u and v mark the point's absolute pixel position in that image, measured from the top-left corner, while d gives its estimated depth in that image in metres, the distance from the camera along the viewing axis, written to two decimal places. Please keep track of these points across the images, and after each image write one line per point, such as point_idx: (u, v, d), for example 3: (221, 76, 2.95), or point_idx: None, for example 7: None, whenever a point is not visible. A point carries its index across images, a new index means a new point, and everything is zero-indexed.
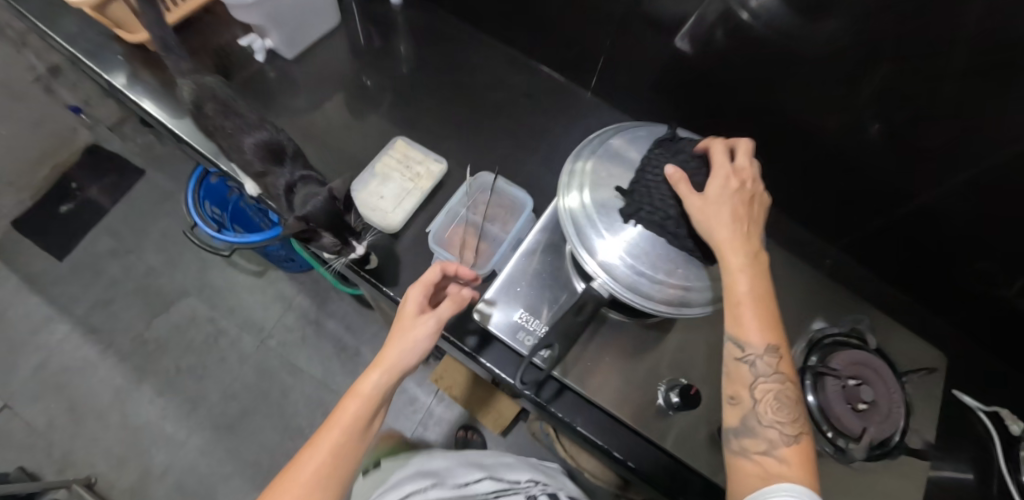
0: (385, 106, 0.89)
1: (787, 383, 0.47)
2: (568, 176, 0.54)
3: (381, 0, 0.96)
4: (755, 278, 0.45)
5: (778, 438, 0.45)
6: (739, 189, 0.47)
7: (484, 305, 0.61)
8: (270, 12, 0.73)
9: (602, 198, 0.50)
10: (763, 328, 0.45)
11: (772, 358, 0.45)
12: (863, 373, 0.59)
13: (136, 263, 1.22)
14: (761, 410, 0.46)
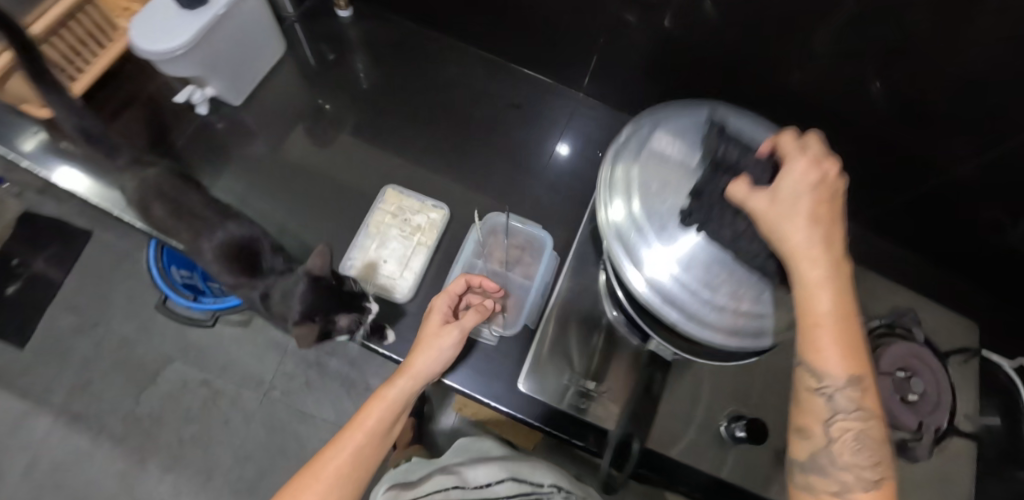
0: (356, 140, 0.81)
1: (872, 419, 0.35)
2: (607, 183, 0.47)
3: (327, 15, 0.84)
4: (838, 287, 0.33)
5: (854, 484, 0.33)
6: (823, 183, 0.34)
7: (526, 371, 0.58)
8: (205, 61, 0.63)
9: (651, 207, 0.44)
10: (847, 352, 0.33)
11: (856, 393, 0.33)
12: (912, 365, 0.57)
13: (106, 337, 1.12)
14: (832, 446, 0.35)
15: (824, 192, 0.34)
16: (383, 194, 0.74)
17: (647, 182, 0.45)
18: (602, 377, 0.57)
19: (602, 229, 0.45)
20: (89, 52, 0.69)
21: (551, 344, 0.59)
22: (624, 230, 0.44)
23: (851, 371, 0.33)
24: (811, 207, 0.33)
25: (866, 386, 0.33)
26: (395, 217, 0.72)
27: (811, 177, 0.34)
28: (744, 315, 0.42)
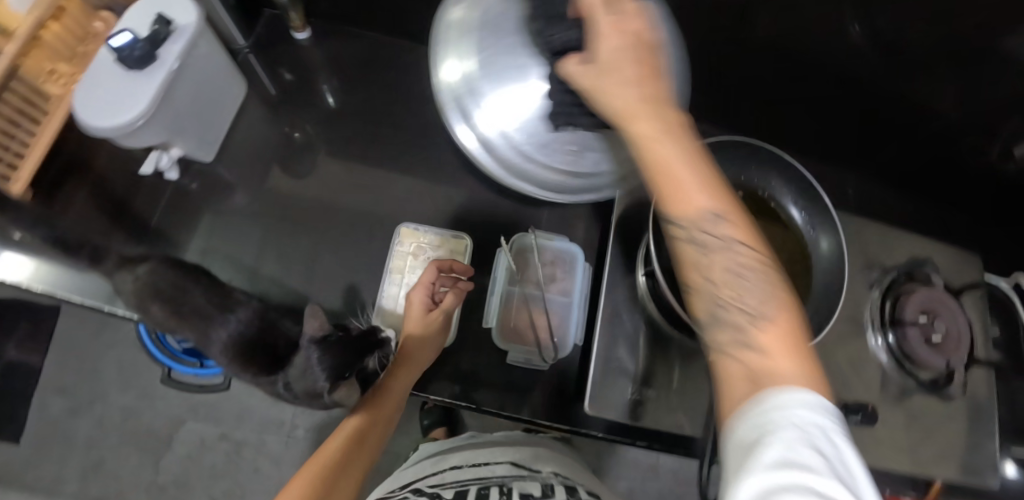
0: (336, 166, 0.74)
1: (751, 253, 0.32)
2: (446, 40, 0.51)
3: (279, 35, 0.76)
4: (679, 131, 0.33)
5: (740, 320, 0.30)
6: (631, 37, 0.35)
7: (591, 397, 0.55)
8: (168, 123, 0.57)
9: (493, 68, 0.47)
10: (697, 187, 0.31)
11: (723, 224, 0.31)
12: (934, 310, 0.61)
13: (107, 412, 1.06)
14: (715, 290, 0.32)
15: (645, 45, 0.35)
16: (397, 233, 0.69)
17: (487, 59, 0.47)
18: (664, 384, 0.56)
19: (440, 92, 0.52)
20: (26, 130, 0.61)
21: (611, 361, 0.56)
22: (466, 108, 0.51)
23: (706, 202, 0.31)
24: (627, 59, 0.34)
25: (727, 217, 0.31)
26: (416, 256, 0.68)
27: (628, 33, 0.35)
28: (579, 168, 0.52)
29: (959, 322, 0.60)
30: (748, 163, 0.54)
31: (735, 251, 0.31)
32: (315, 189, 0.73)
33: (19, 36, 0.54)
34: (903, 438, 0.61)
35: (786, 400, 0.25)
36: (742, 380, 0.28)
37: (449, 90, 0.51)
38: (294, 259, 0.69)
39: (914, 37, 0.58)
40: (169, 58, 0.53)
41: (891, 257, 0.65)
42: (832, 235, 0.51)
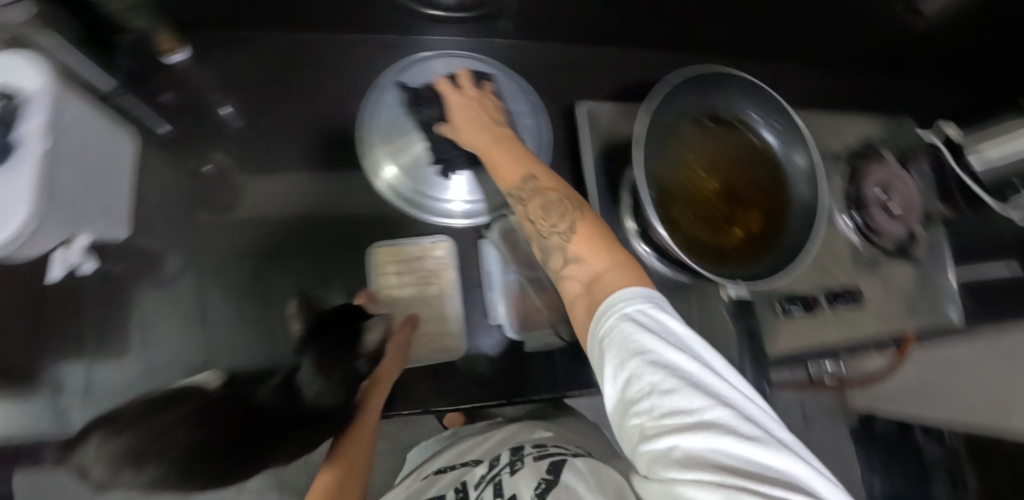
0: (267, 196, 0.64)
1: (550, 191, 0.42)
2: (370, 162, 0.62)
3: (151, 65, 0.64)
4: (503, 141, 0.48)
5: (562, 241, 0.39)
6: (468, 101, 0.52)
7: None
8: (68, 218, 0.49)
9: (407, 166, 0.60)
10: (506, 163, 0.46)
11: (532, 181, 0.44)
12: (890, 181, 0.65)
13: None
14: (540, 229, 0.41)
15: (487, 108, 0.53)
16: (370, 254, 0.61)
17: (393, 142, 0.59)
18: None
19: (387, 196, 0.62)
20: None
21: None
22: (396, 188, 0.61)
23: (519, 173, 0.45)
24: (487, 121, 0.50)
25: (536, 177, 0.44)
26: (399, 272, 0.61)
27: (472, 101, 0.53)
28: (482, 197, 0.61)
29: (914, 194, 0.65)
30: (712, 93, 0.53)
31: (543, 195, 0.42)
32: (250, 230, 0.63)
33: None
34: (887, 304, 0.66)
35: (621, 296, 0.33)
36: (579, 297, 0.37)
37: (380, 175, 0.62)
38: (258, 310, 0.61)
39: None
40: (32, 141, 0.43)
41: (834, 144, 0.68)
42: (804, 151, 0.51)
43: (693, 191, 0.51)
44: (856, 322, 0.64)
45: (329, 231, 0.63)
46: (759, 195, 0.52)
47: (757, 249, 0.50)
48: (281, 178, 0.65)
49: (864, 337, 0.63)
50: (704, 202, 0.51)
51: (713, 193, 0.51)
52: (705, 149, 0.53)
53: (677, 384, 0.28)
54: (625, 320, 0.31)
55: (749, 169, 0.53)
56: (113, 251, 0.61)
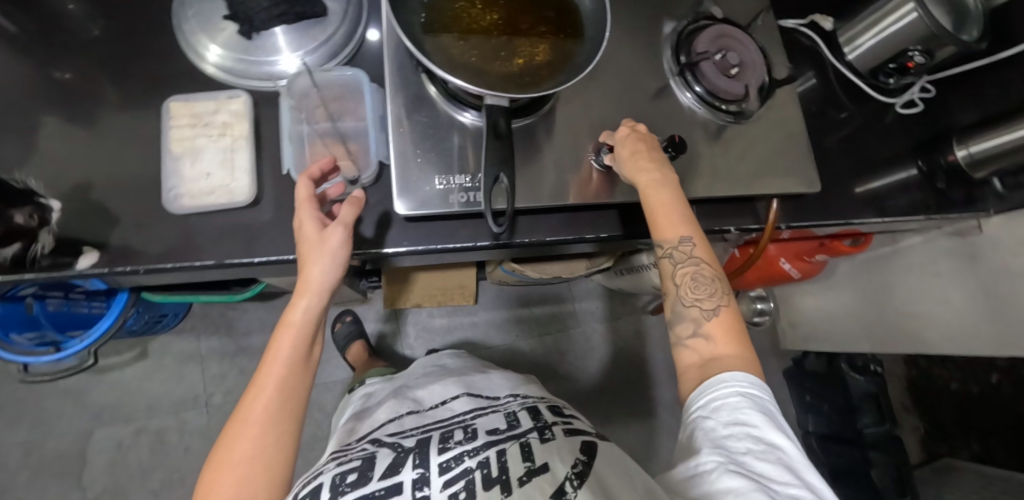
0: (67, 76, 0.60)
1: (705, 264, 0.47)
2: (183, 34, 0.59)
3: None
4: (660, 180, 0.49)
5: (702, 316, 0.45)
6: (646, 155, 0.50)
7: (402, 204, 0.51)
8: None
9: (220, 35, 0.57)
10: (667, 218, 0.47)
11: (690, 245, 0.46)
12: (723, 43, 0.64)
13: (3, 451, 0.98)
14: (683, 294, 0.47)
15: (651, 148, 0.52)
16: (165, 110, 0.54)
17: (200, 20, 0.58)
18: (472, 168, 0.53)
19: (204, 67, 0.58)
20: None
21: (412, 162, 0.52)
22: (211, 62, 0.58)
23: (678, 231, 0.47)
24: (632, 153, 0.50)
25: (695, 243, 0.47)
26: (192, 125, 0.53)
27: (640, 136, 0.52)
28: (289, 56, 0.57)
29: (751, 51, 0.65)
30: None
31: (698, 265, 0.47)
32: (48, 112, 0.58)
33: None
34: (727, 164, 0.64)
35: (731, 380, 0.40)
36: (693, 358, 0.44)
37: (195, 53, 0.58)
38: None
39: None
40: None
41: (670, 15, 0.66)
42: None
43: (473, 22, 0.50)
44: (692, 181, 0.62)
45: (130, 103, 0.59)
46: (549, 27, 0.52)
47: (544, 74, 0.50)
48: (82, 60, 0.60)
49: (703, 196, 0.61)
50: (486, 34, 0.50)
51: (494, 24, 0.50)
52: None
53: (773, 461, 0.36)
54: (743, 396, 0.39)
55: (539, 3, 0.53)
56: None
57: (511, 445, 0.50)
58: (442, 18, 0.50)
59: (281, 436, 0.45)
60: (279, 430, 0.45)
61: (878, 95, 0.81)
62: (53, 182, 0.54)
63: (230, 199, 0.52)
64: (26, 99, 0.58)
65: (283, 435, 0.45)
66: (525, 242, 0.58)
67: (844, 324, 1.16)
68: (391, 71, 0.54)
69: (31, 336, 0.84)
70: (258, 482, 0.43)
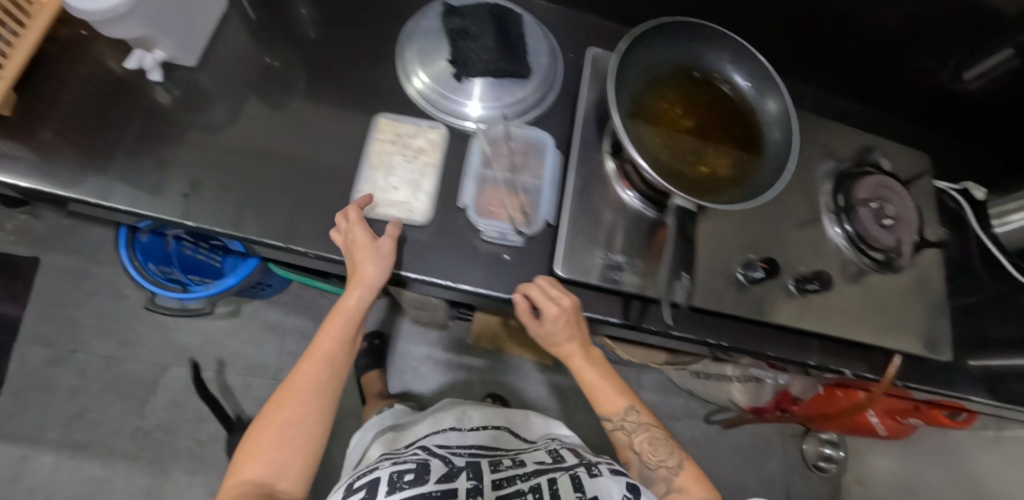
0: (297, 76, 0.70)
1: (654, 428, 0.63)
2: (404, 61, 0.67)
3: None
4: (588, 364, 0.60)
5: (670, 474, 0.61)
6: (568, 327, 0.54)
7: (565, 266, 0.54)
8: (155, 21, 0.58)
9: (434, 72, 0.65)
10: (607, 398, 0.62)
11: (633, 414, 0.61)
12: (882, 194, 0.65)
13: (89, 361, 1.06)
14: (648, 460, 0.62)
15: (569, 321, 0.53)
16: (373, 123, 0.60)
17: (420, 55, 0.64)
18: (629, 251, 0.57)
19: (412, 95, 0.67)
20: (9, 33, 0.62)
21: (579, 231, 0.56)
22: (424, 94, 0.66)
23: (620, 408, 0.62)
24: (561, 342, 0.56)
25: (637, 410, 0.62)
26: (394, 144, 0.60)
27: (560, 312, 0.52)
28: (487, 106, 0.62)
29: (909, 207, 0.65)
30: (703, 47, 0.56)
31: (648, 430, 0.62)
32: (274, 100, 0.68)
33: None
34: (860, 308, 0.64)
35: None
36: None
37: (412, 84, 0.67)
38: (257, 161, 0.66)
39: None
40: None
41: (835, 152, 0.69)
42: (776, 97, 0.55)
43: (669, 123, 0.54)
44: (825, 316, 0.63)
45: (341, 106, 0.68)
46: (735, 143, 0.55)
47: (723, 187, 0.53)
48: (314, 63, 0.71)
49: (835, 333, 0.61)
50: (682, 137, 0.54)
51: (688, 130, 0.55)
52: (687, 92, 0.57)
53: None
54: None
55: (731, 118, 0.56)
56: (172, 74, 0.67)
57: (560, 476, 0.62)
58: (648, 114, 0.54)
59: (316, 407, 0.53)
60: (316, 407, 0.53)
61: (1020, 276, 0.78)
62: (265, 158, 0.63)
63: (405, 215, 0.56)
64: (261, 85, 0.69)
65: (314, 410, 0.53)
66: (651, 329, 0.60)
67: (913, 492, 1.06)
68: (579, 146, 0.59)
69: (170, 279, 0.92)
70: (292, 447, 0.51)
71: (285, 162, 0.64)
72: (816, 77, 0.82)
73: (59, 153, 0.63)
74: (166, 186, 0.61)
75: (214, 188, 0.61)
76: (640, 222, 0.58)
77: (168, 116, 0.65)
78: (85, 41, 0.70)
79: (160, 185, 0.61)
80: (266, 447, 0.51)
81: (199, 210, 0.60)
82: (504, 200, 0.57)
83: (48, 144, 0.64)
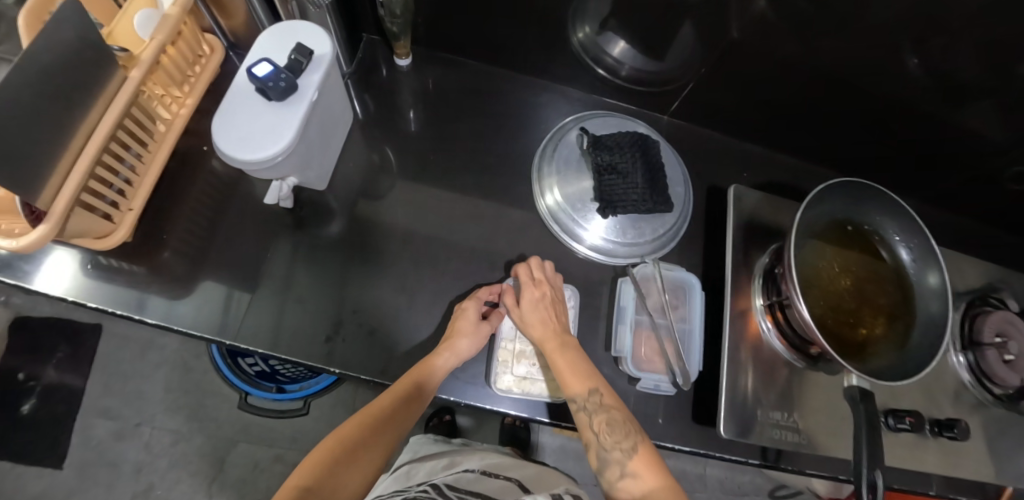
0: (420, 197, 0.71)
1: (613, 408, 0.53)
2: (539, 182, 0.68)
3: (374, 65, 0.77)
4: (561, 347, 0.57)
5: (624, 457, 0.49)
6: (544, 298, 0.60)
7: (728, 429, 0.55)
8: (298, 158, 0.56)
9: (571, 196, 0.66)
10: (573, 375, 0.54)
11: (597, 393, 0.53)
12: (1006, 330, 0.65)
13: (155, 435, 1.04)
14: (604, 441, 0.51)
15: (543, 303, 0.59)
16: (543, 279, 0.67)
17: (559, 177, 0.66)
18: (781, 405, 0.58)
19: (548, 217, 0.68)
20: (135, 156, 0.59)
21: (737, 386, 0.57)
22: (555, 212, 0.67)
23: (583, 385, 0.54)
24: (537, 326, 0.58)
25: (600, 393, 0.54)
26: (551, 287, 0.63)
27: (539, 294, 0.60)
28: (628, 243, 0.65)
29: None
30: (855, 204, 0.60)
31: (607, 410, 0.52)
32: (400, 222, 0.69)
33: (142, 62, 0.54)
34: (993, 449, 0.64)
35: None
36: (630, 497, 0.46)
37: (544, 200, 0.68)
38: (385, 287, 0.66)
39: (968, 84, 0.60)
40: (309, 89, 0.53)
41: (953, 285, 0.70)
42: (937, 271, 0.58)
43: (831, 283, 0.57)
44: (963, 460, 0.62)
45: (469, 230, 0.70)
46: (889, 302, 0.58)
47: (885, 351, 0.55)
48: (434, 181, 0.73)
49: (971, 476, 0.62)
50: (840, 295, 0.57)
51: (846, 290, 0.58)
52: (840, 247, 0.60)
53: None
54: None
55: (880, 275, 0.59)
56: (300, 196, 0.69)
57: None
58: (810, 276, 0.57)
59: (374, 448, 0.52)
60: (370, 443, 0.52)
61: None
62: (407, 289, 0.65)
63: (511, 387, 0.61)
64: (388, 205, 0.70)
65: (373, 449, 0.52)
66: (791, 469, 0.60)
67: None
68: (730, 292, 0.61)
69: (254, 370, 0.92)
70: (324, 471, 0.48)
71: (419, 291, 0.66)
72: (910, 190, 0.84)
73: (188, 279, 0.63)
74: (306, 329, 0.62)
75: (353, 328, 0.63)
76: (783, 370, 0.59)
77: (299, 239, 0.67)
78: (201, 152, 0.69)
79: (301, 322, 0.62)
80: (313, 462, 0.49)
81: (340, 351, 0.61)
82: (660, 349, 0.60)
83: (169, 267, 0.63)
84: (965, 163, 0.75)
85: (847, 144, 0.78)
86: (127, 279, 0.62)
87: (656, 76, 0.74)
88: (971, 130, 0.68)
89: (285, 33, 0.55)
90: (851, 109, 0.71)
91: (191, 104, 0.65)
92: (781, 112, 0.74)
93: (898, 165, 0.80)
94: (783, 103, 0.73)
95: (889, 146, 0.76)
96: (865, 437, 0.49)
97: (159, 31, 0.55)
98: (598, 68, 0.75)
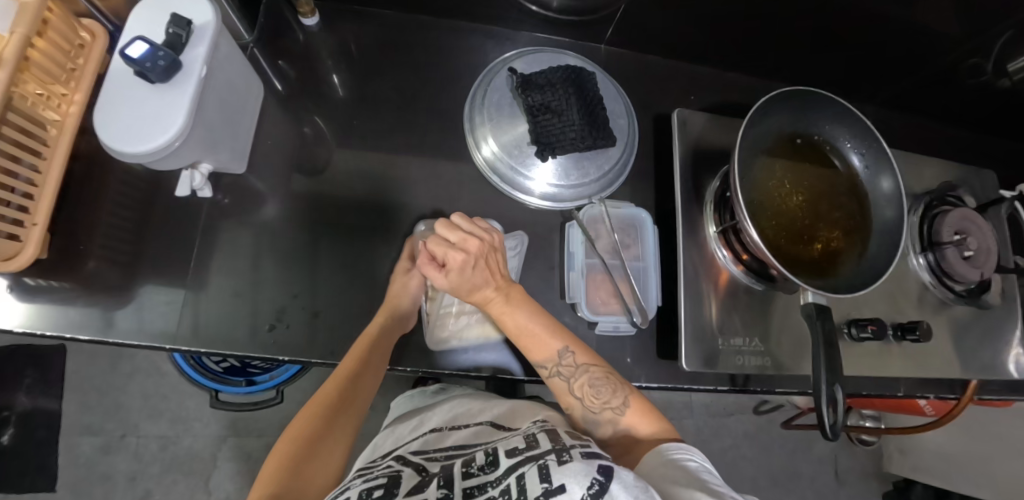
0: (352, 168, 0.67)
1: (592, 367, 0.52)
2: (474, 134, 0.65)
3: (283, 30, 0.70)
4: (511, 303, 0.52)
5: (616, 415, 0.50)
6: (485, 262, 0.51)
7: (693, 363, 0.54)
8: (201, 141, 0.52)
9: (508, 144, 0.61)
10: (534, 343, 0.53)
11: (569, 355, 0.52)
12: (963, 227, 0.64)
13: (142, 444, 1.03)
14: (590, 404, 0.51)
15: (480, 263, 0.51)
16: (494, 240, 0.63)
17: (492, 124, 0.62)
18: (744, 332, 0.57)
19: (488, 169, 0.64)
20: (29, 167, 0.55)
21: (700, 319, 0.56)
22: (492, 163, 0.63)
23: (554, 346, 0.52)
24: (478, 287, 0.51)
25: (573, 353, 0.52)
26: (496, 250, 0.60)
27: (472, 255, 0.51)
28: (573, 185, 0.62)
29: (991, 240, 0.63)
30: (802, 114, 0.57)
31: (587, 370, 0.52)
32: (334, 197, 0.65)
33: (6, 58, 0.48)
34: (955, 345, 0.65)
35: (696, 457, 0.43)
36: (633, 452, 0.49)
37: (481, 152, 0.64)
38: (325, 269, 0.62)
39: None
40: (195, 65, 0.48)
41: (912, 188, 0.68)
42: (889, 175, 0.56)
43: (782, 203, 0.55)
44: (926, 359, 0.63)
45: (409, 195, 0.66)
46: (844, 215, 0.56)
47: (843, 262, 0.54)
48: (364, 148, 0.68)
49: (933, 373, 0.62)
50: (793, 212, 0.55)
51: (800, 206, 0.56)
52: (793, 158, 0.57)
53: None
54: None
55: (834, 188, 0.57)
56: (222, 184, 0.64)
57: (526, 469, 0.35)
58: (761, 197, 0.55)
59: (333, 437, 0.49)
60: (333, 430, 0.49)
61: None
62: (353, 267, 0.63)
63: (443, 344, 0.60)
64: (319, 181, 0.66)
65: (335, 439, 0.49)
66: (759, 390, 0.60)
67: (943, 475, 1.04)
68: (682, 222, 0.59)
69: (223, 368, 0.90)
70: (286, 474, 0.43)
71: (366, 266, 0.63)
72: (864, 96, 0.81)
73: (116, 287, 0.59)
74: (248, 321, 0.59)
75: (299, 314, 0.60)
76: (744, 295, 0.58)
77: (229, 230, 0.63)
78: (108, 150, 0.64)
79: (244, 317, 0.59)
80: (272, 468, 0.44)
81: (289, 340, 0.58)
82: (614, 290, 0.59)
83: (97, 277, 0.59)
84: (921, 61, 0.71)
85: (798, 53, 0.74)
86: (50, 297, 0.58)
87: (590, 4, 0.68)
88: (926, 25, 0.64)
89: (159, 6, 0.50)
90: (799, 16, 0.66)
91: (81, 100, 0.59)
92: (726, 28, 0.70)
93: (853, 69, 0.76)
94: (728, 18, 0.68)
95: (844, 50, 0.72)
96: (823, 358, 0.48)
97: (17, 20, 0.49)
98: (530, 4, 0.69)
